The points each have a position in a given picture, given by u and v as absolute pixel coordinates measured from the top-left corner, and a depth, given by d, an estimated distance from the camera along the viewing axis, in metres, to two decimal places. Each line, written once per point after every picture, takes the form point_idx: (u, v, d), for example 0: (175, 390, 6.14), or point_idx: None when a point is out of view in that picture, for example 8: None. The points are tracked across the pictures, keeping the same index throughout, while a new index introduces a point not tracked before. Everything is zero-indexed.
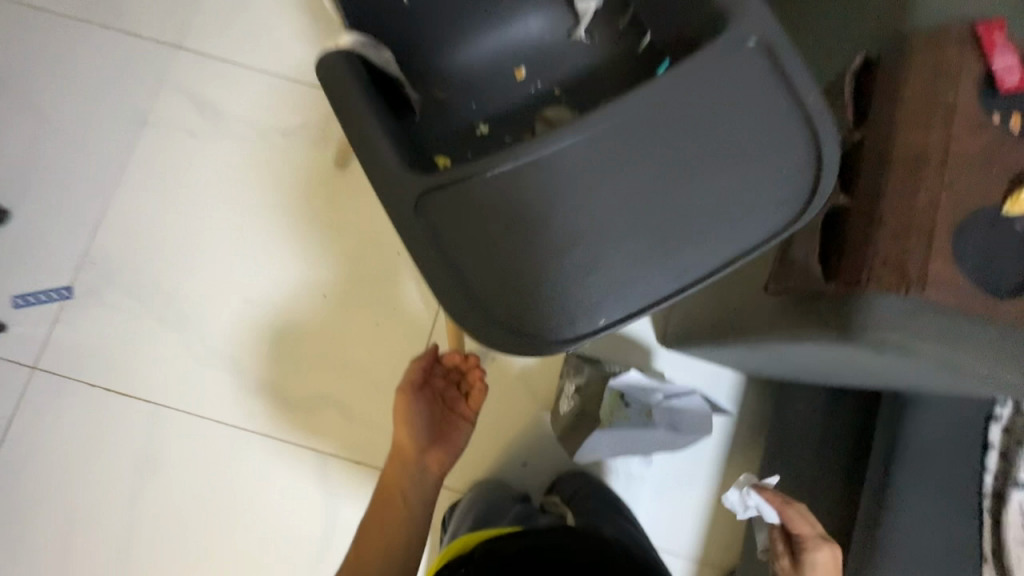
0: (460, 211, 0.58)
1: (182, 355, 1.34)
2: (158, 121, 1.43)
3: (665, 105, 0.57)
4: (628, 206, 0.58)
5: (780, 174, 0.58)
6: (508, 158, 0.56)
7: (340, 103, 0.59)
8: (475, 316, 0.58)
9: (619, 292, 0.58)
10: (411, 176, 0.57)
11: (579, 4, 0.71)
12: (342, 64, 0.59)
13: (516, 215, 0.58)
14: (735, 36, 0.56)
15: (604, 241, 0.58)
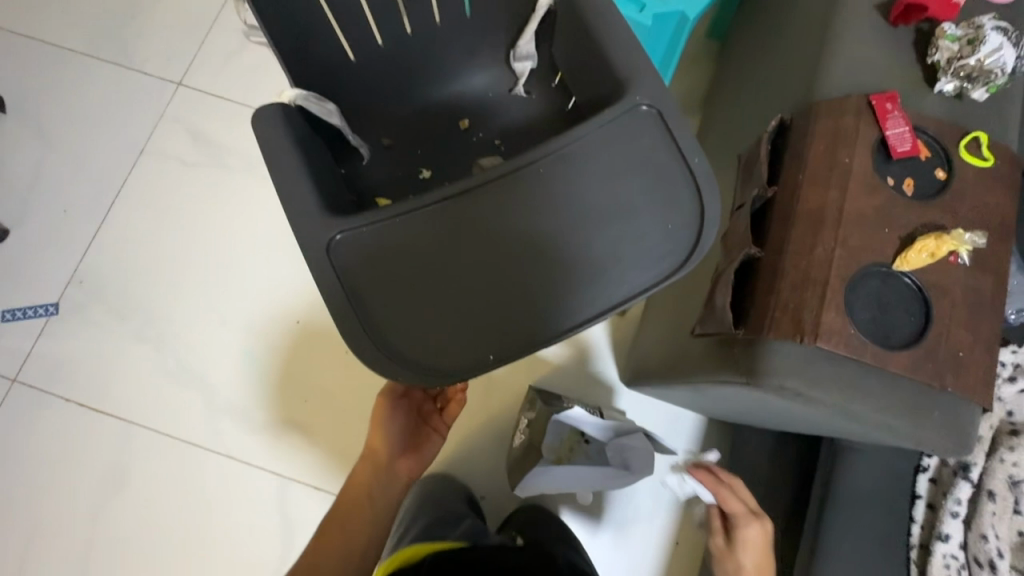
0: (375, 251, 0.62)
1: (154, 374, 1.37)
2: (156, 151, 1.52)
3: (568, 161, 0.62)
4: (528, 251, 0.62)
5: (670, 227, 0.62)
6: (422, 206, 0.62)
7: (266, 147, 0.63)
8: (380, 351, 0.61)
9: (518, 331, 0.61)
10: (331, 218, 0.62)
11: (517, 64, 0.76)
12: (274, 113, 0.65)
13: (428, 257, 0.62)
14: (632, 102, 0.62)
15: (504, 284, 0.62)
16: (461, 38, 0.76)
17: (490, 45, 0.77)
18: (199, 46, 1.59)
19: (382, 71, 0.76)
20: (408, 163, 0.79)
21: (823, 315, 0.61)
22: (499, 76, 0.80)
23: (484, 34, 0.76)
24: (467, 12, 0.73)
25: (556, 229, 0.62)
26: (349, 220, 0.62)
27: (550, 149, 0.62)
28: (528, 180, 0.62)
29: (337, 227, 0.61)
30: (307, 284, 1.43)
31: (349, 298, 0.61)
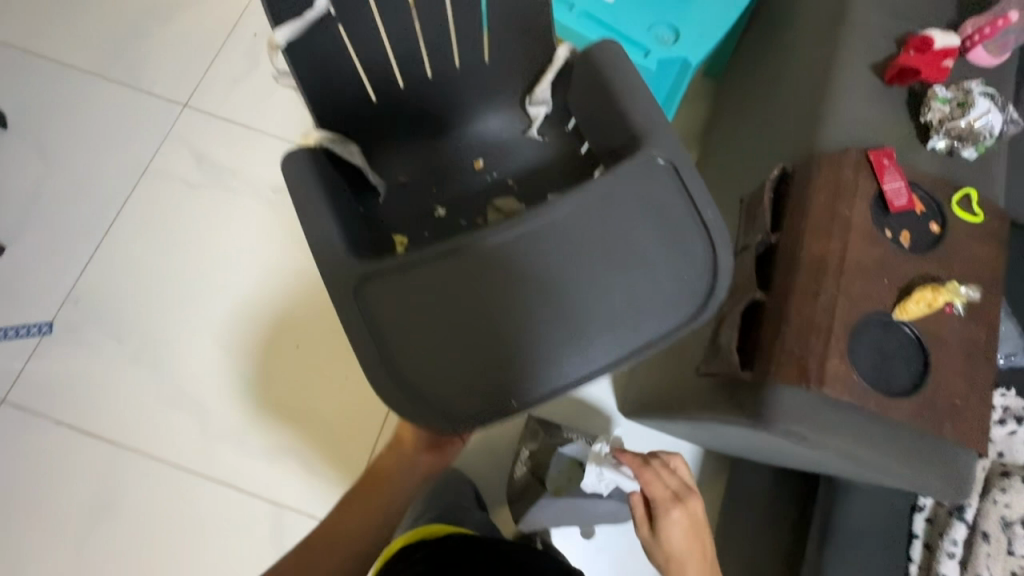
0: (397, 296, 0.63)
1: (149, 397, 1.35)
2: (159, 171, 1.52)
3: (585, 211, 0.64)
4: (547, 299, 0.64)
5: (683, 278, 0.64)
6: (440, 251, 0.64)
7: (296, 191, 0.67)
8: (399, 394, 0.62)
9: (536, 378, 0.62)
10: (354, 263, 0.63)
11: (531, 109, 0.79)
12: (303, 158, 0.68)
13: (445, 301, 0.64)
14: (647, 157, 0.64)
15: (524, 329, 0.63)
16: (478, 83, 0.79)
17: (506, 91, 0.80)
18: (206, 69, 1.60)
19: (402, 113, 0.78)
20: (424, 200, 0.81)
21: (829, 359, 0.64)
22: (514, 120, 0.82)
23: (502, 80, 0.79)
24: (487, 60, 0.76)
25: (570, 278, 0.64)
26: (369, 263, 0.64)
27: (568, 199, 0.65)
28: (545, 229, 0.64)
29: (359, 270, 0.63)
30: (308, 310, 1.43)
31: (369, 336, 0.62)
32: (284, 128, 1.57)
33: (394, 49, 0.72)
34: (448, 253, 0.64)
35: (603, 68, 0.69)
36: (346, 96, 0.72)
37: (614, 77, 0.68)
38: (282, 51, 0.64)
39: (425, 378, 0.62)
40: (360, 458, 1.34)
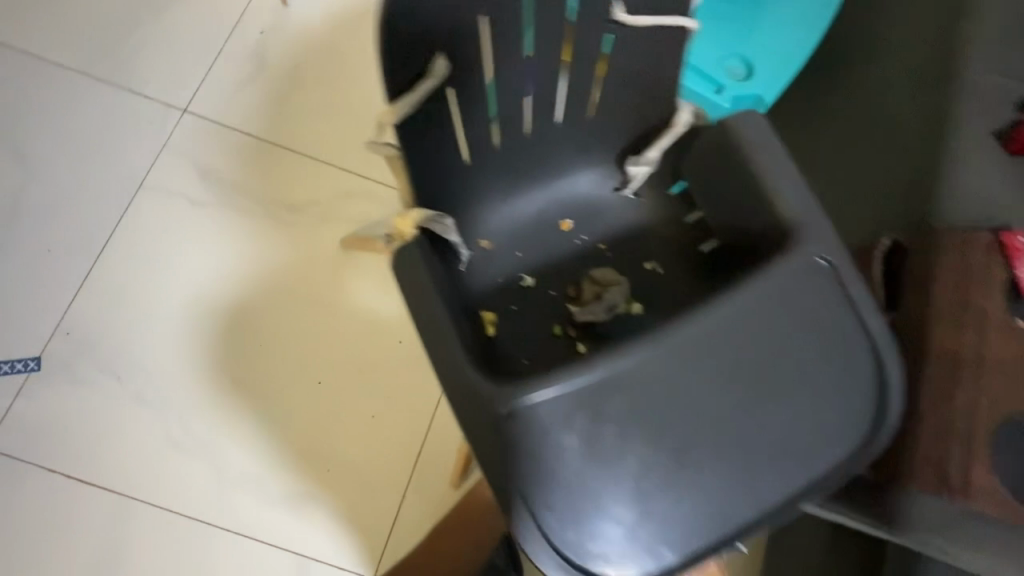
0: (517, 426, 0.54)
1: (160, 441, 1.24)
2: (158, 185, 1.37)
3: (735, 325, 0.56)
4: (692, 427, 0.55)
5: (841, 399, 0.56)
6: (569, 375, 0.55)
7: (410, 298, 0.59)
8: (530, 528, 0.55)
9: (688, 513, 0.55)
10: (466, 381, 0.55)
11: (630, 169, 0.71)
12: (416, 259, 0.60)
13: (579, 431, 0.55)
14: (805, 258, 0.55)
15: (673, 462, 0.55)
16: (576, 140, 0.70)
17: (605, 146, 0.71)
18: (208, 69, 1.44)
19: (492, 171, 0.68)
20: (508, 267, 0.72)
21: (970, 470, 0.72)
22: (607, 176, 0.74)
23: (603, 133, 0.70)
24: (591, 112, 0.67)
25: (720, 403, 0.56)
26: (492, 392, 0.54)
27: (715, 311, 0.56)
28: (689, 345, 0.56)
29: (473, 394, 0.54)
30: (332, 345, 1.33)
31: (485, 462, 0.55)
32: (297, 139, 1.42)
33: (496, 102, 0.61)
34: (580, 378, 0.55)
35: (738, 141, 0.60)
36: (438, 156, 0.61)
37: (753, 153, 0.60)
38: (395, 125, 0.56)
39: (554, 507, 0.55)
40: (393, 504, 1.26)
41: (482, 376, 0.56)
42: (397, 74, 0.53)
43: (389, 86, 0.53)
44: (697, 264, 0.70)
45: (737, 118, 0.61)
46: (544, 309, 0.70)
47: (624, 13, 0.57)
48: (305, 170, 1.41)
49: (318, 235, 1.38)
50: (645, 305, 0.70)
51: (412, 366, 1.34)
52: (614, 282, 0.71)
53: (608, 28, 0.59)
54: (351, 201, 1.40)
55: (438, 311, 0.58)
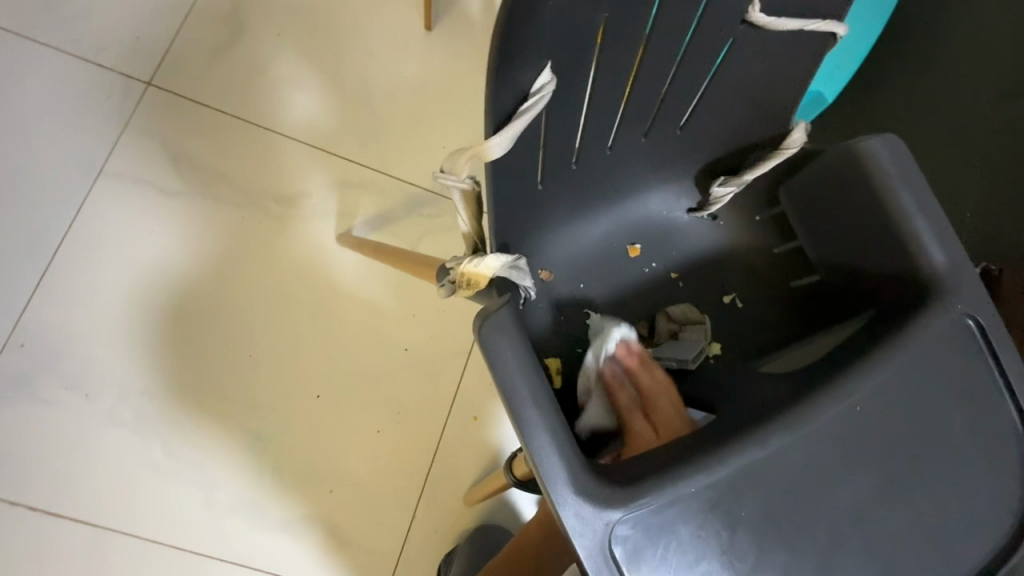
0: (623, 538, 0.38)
1: (135, 468, 1.04)
2: (120, 162, 1.12)
3: (897, 396, 0.43)
4: (839, 531, 0.41)
5: (993, 486, 0.43)
6: (700, 471, 0.40)
7: (499, 379, 0.40)
8: None
9: None
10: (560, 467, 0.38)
11: (715, 191, 0.60)
12: (512, 322, 0.41)
13: (716, 550, 0.39)
14: (954, 314, 0.46)
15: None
16: (660, 154, 0.59)
17: (686, 163, 0.61)
18: (177, 33, 1.17)
19: (561, 195, 0.57)
20: (572, 302, 0.61)
21: None
22: (683, 196, 0.64)
23: (692, 147, 0.59)
24: (679, 129, 0.56)
25: (886, 500, 0.42)
26: (599, 502, 0.38)
27: (875, 375, 0.43)
28: (845, 424, 0.42)
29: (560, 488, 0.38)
30: (330, 354, 1.14)
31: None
32: (291, 115, 1.19)
33: (586, 117, 0.51)
34: (714, 473, 0.40)
35: (875, 174, 0.49)
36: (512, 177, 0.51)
37: (894, 189, 0.48)
38: (487, 164, 0.46)
39: None
40: (399, 531, 1.11)
41: (570, 464, 0.39)
42: (499, 95, 0.42)
43: (491, 114, 0.43)
44: (789, 300, 0.61)
45: (872, 142, 0.49)
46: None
47: (761, 14, 0.47)
48: (302, 151, 1.18)
49: (311, 229, 1.17)
50: (727, 345, 0.61)
51: (420, 379, 1.17)
52: (694, 320, 0.61)
53: (739, 29, 0.48)
54: (348, 192, 1.19)
55: (545, 398, 0.40)
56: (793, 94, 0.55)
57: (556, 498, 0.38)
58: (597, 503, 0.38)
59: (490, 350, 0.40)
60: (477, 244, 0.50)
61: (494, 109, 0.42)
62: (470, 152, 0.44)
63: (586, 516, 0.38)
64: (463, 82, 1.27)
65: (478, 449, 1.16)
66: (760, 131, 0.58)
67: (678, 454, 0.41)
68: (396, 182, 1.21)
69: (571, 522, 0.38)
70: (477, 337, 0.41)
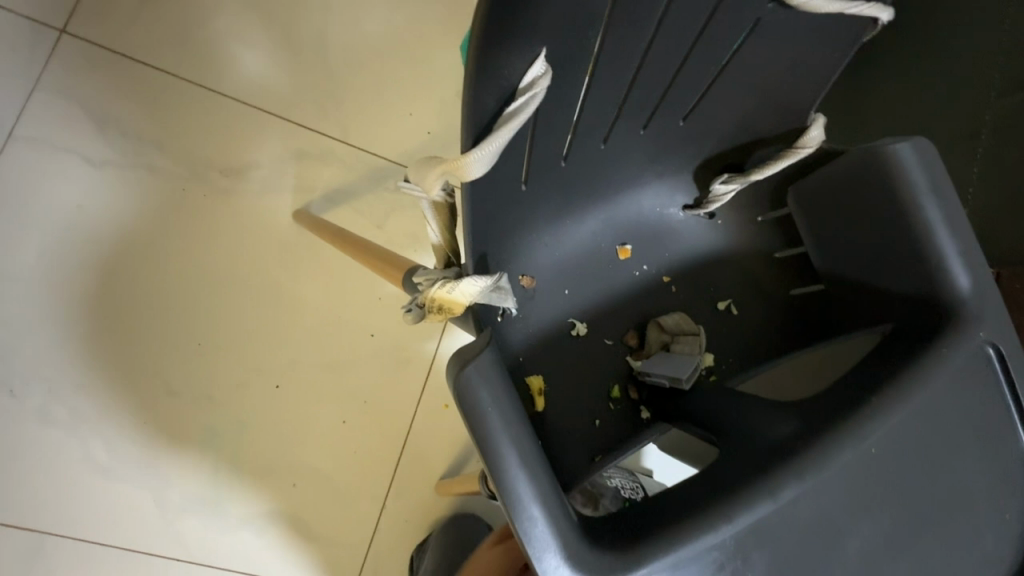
0: None
1: (75, 469, 0.95)
2: (32, 123, 0.96)
3: (914, 436, 0.39)
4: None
5: (1004, 524, 0.41)
6: (707, 533, 0.35)
7: (479, 438, 0.34)
8: None
9: None
10: (548, 533, 0.33)
11: (716, 189, 0.53)
12: (493, 368, 0.35)
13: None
14: (976, 342, 0.41)
15: None
16: (661, 144, 0.52)
17: (687, 154, 0.54)
18: None
19: (546, 193, 0.50)
20: (556, 310, 0.55)
21: None
22: (679, 191, 0.57)
23: (695, 138, 0.52)
24: (682, 120, 0.50)
25: (896, 548, 0.38)
26: (595, 575, 0.33)
27: (892, 413, 0.39)
28: (859, 470, 0.38)
29: (550, 556, 0.33)
30: (289, 341, 1.05)
31: None
32: (238, 73, 1.05)
33: (583, 106, 0.44)
34: (722, 534, 0.35)
35: (899, 183, 0.44)
36: (492, 175, 0.44)
37: (919, 202, 0.43)
38: (464, 184, 0.42)
39: None
40: (368, 523, 1.07)
41: (562, 527, 0.34)
42: (481, 100, 0.38)
43: (472, 124, 0.38)
44: (787, 309, 0.56)
45: (900, 148, 0.44)
46: (600, 364, 0.56)
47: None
48: (251, 115, 1.05)
49: (264, 204, 1.05)
50: (720, 357, 0.57)
51: (388, 368, 1.10)
52: (689, 331, 0.55)
53: (766, 8, 0.42)
54: (304, 164, 1.07)
55: (533, 456, 0.35)
56: (813, 82, 0.48)
57: (544, 573, 0.33)
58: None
59: (468, 405, 0.34)
60: (449, 257, 0.45)
61: (475, 116, 0.38)
62: (442, 164, 0.38)
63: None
64: (432, 41, 1.15)
65: (449, 437, 1.12)
66: (772, 122, 0.51)
67: (680, 509, 0.36)
68: (358, 153, 1.10)
69: None
70: (452, 388, 0.35)
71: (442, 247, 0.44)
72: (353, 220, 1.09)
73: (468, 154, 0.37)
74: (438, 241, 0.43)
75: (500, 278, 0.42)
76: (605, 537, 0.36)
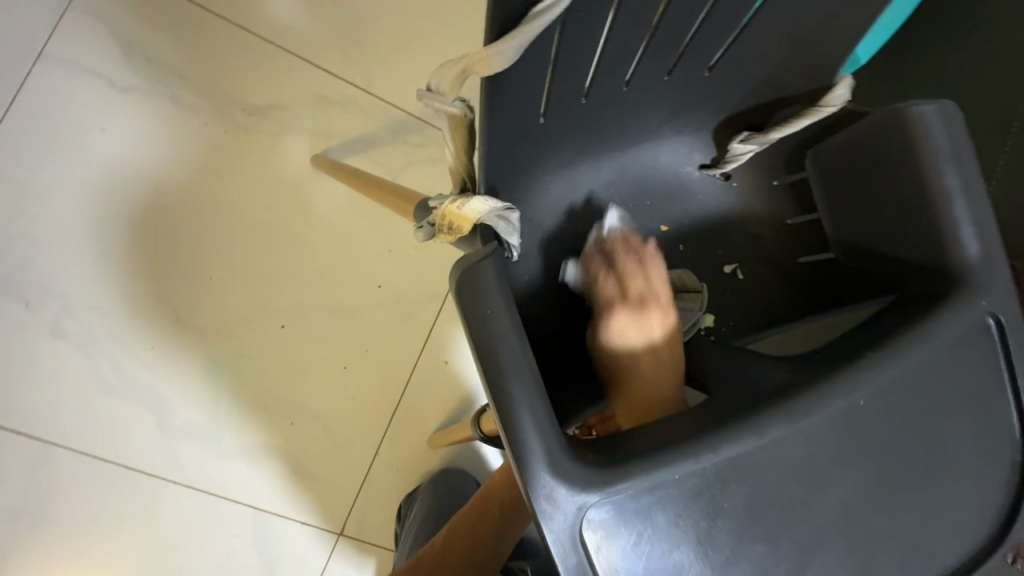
0: (596, 518, 0.35)
1: (84, 386, 0.98)
2: (62, 43, 0.97)
3: (901, 394, 0.40)
4: (819, 523, 0.38)
5: (982, 490, 0.41)
6: (687, 458, 0.36)
7: (479, 345, 0.35)
8: None
9: None
10: (537, 444, 0.34)
11: (736, 146, 0.53)
12: (494, 279, 0.36)
13: (691, 542, 0.36)
14: (977, 311, 0.41)
15: (788, 567, 0.37)
16: (683, 94, 0.52)
17: (708, 111, 0.54)
18: None
19: (565, 131, 0.50)
20: (563, 255, 0.56)
21: None
22: (696, 149, 0.57)
23: (718, 93, 0.52)
24: (707, 70, 0.49)
25: (874, 500, 0.39)
26: (575, 484, 0.34)
27: (881, 369, 0.40)
28: (844, 420, 0.39)
29: (538, 466, 0.34)
30: (298, 284, 1.07)
31: (547, 552, 0.35)
32: (267, 13, 1.05)
33: (610, 45, 0.44)
34: (703, 462, 0.36)
35: (922, 148, 0.43)
36: (513, 104, 0.44)
37: (940, 167, 0.43)
38: (482, 78, 0.40)
39: None
40: (360, 466, 1.10)
41: (551, 439, 0.35)
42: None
43: (498, 16, 0.36)
44: (793, 277, 0.57)
45: (925, 109, 0.43)
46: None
47: None
48: (277, 55, 1.05)
49: (284, 145, 1.06)
50: (721, 319, 0.58)
51: (392, 318, 1.11)
52: (692, 289, 0.56)
53: None
54: (326, 110, 1.08)
55: (527, 368, 0.36)
56: (844, 42, 0.48)
57: (528, 478, 0.34)
58: (573, 485, 0.34)
59: (471, 308, 0.36)
60: (465, 180, 0.46)
61: (500, 13, 0.36)
62: (463, 59, 0.37)
63: (560, 500, 0.34)
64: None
65: (446, 392, 1.14)
66: (797, 82, 0.51)
67: (668, 437, 0.37)
68: (380, 103, 1.10)
69: (542, 504, 0.34)
70: (455, 295, 0.36)
71: (461, 169, 0.45)
72: (369, 169, 1.09)
73: (492, 46, 0.37)
74: (454, 162, 0.44)
75: (510, 208, 0.41)
76: (590, 454, 0.37)
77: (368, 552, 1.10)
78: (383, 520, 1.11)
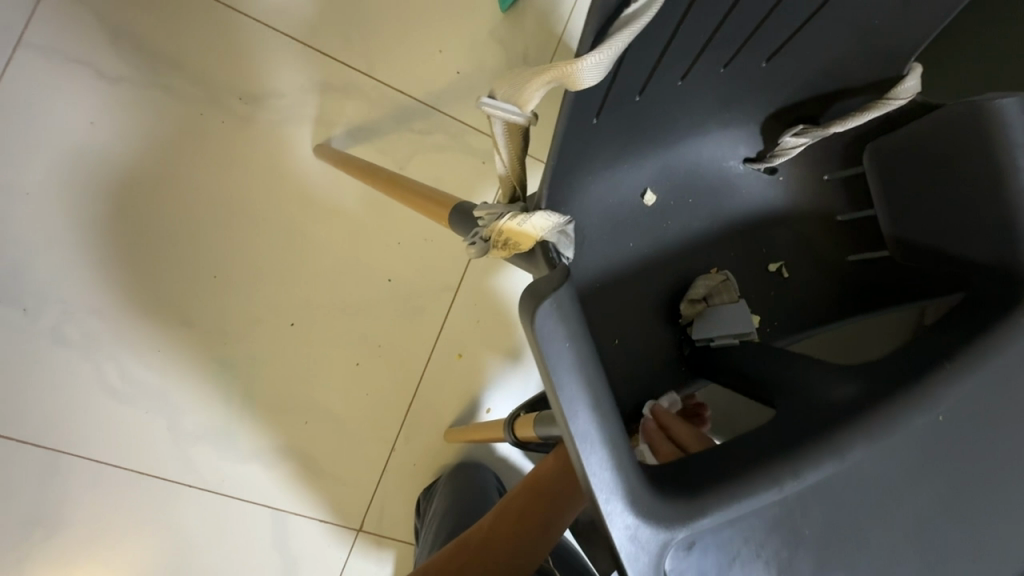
0: (677, 553, 0.33)
1: (88, 391, 0.95)
2: (41, 31, 0.90)
3: (981, 408, 0.38)
4: (893, 542, 0.37)
5: None
6: (769, 488, 0.34)
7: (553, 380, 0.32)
8: None
9: None
10: (615, 481, 0.32)
11: (789, 140, 0.50)
12: (570, 308, 0.34)
13: (770, 570, 0.35)
14: None
15: None
16: (735, 88, 0.49)
17: (758, 104, 0.51)
18: None
19: (615, 132, 0.47)
20: (606, 260, 0.53)
21: None
22: (742, 142, 0.55)
23: (773, 85, 0.49)
24: (765, 61, 0.46)
25: (947, 518, 0.38)
26: (657, 520, 0.32)
27: (964, 383, 0.37)
28: (922, 437, 0.37)
29: (618, 505, 0.32)
30: (305, 281, 1.04)
31: None
32: None
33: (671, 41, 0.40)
34: (783, 490, 0.34)
35: (1001, 145, 0.40)
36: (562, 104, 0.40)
37: (1023, 163, 0.40)
38: (572, 91, 0.37)
39: None
40: (378, 462, 1.08)
41: (631, 474, 0.33)
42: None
43: (599, 13, 0.33)
44: (842, 275, 0.55)
45: (1006, 103, 0.40)
46: (626, 380, 0.53)
47: None
48: (273, 40, 0.99)
49: (284, 136, 1.01)
50: (767, 318, 0.55)
51: (404, 313, 1.09)
52: (716, 285, 0.54)
53: None
54: (328, 96, 1.02)
55: (603, 400, 0.33)
56: (914, 28, 0.44)
57: (610, 519, 0.32)
58: (655, 523, 0.32)
59: (548, 345, 0.32)
60: (514, 188, 0.43)
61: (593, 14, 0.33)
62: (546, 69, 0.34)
63: (642, 538, 0.32)
64: None
65: (461, 386, 1.12)
66: (859, 72, 0.47)
67: (745, 463, 0.35)
68: (385, 89, 1.05)
69: (624, 545, 0.32)
70: (527, 330, 0.33)
71: (513, 176, 0.41)
72: (374, 159, 1.05)
73: (585, 57, 0.32)
74: (506, 172, 0.40)
75: (567, 220, 0.39)
76: (666, 484, 0.35)
77: (387, 545, 1.10)
78: (403, 514, 1.10)
